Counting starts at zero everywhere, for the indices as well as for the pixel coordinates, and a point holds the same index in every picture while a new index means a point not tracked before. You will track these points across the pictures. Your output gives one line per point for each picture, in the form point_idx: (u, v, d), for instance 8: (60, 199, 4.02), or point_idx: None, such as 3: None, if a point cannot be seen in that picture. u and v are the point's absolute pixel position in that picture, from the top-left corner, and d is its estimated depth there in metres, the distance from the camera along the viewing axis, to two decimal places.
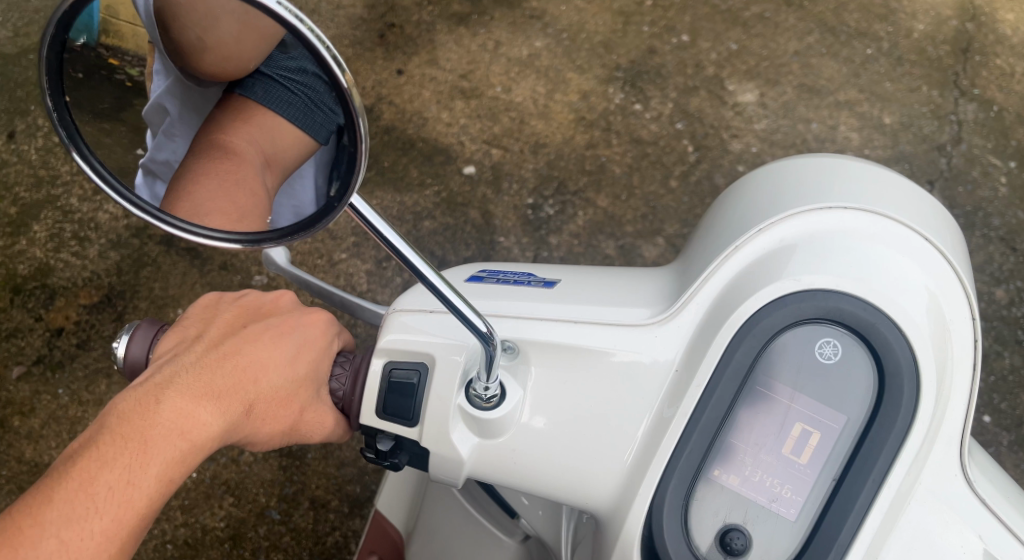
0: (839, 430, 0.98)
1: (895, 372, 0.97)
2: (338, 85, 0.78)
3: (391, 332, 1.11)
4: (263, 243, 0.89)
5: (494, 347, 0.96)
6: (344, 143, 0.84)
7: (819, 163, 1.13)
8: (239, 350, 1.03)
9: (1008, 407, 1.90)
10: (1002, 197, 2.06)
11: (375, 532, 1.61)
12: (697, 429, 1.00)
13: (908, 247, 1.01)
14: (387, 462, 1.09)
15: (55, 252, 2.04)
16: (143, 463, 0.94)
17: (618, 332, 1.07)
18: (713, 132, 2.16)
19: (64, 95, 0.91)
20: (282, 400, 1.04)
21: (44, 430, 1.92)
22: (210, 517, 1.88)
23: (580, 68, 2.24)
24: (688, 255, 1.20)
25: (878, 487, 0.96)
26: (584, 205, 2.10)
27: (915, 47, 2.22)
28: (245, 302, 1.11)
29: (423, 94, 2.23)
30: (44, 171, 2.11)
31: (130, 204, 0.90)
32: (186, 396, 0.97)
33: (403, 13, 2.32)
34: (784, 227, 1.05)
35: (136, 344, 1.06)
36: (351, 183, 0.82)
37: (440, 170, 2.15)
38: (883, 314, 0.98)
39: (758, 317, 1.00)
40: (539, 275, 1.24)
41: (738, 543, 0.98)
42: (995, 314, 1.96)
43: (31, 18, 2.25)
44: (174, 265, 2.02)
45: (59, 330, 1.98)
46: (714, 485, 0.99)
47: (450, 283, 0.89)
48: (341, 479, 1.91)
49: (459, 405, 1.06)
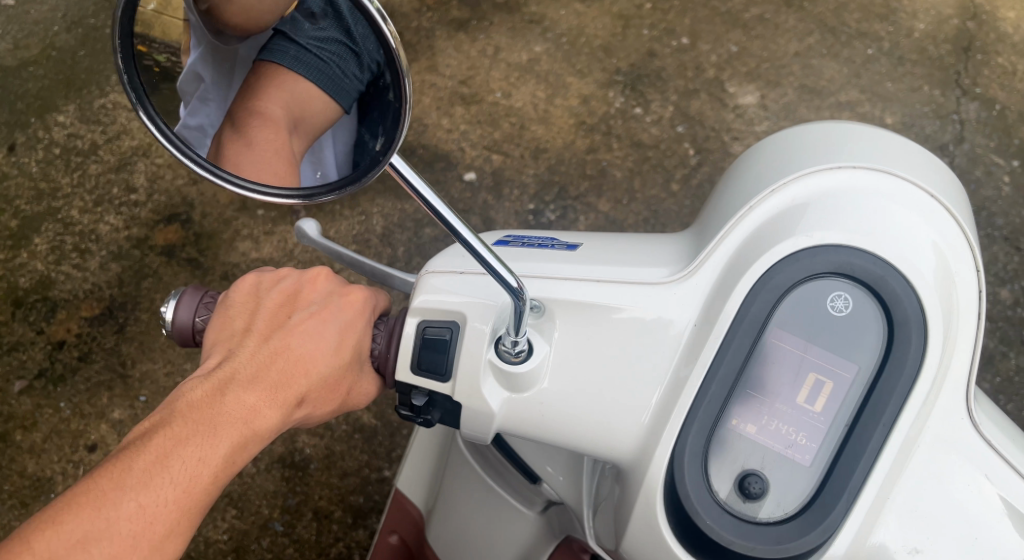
0: (852, 378, 0.97)
1: (904, 322, 0.96)
2: (384, 41, 0.80)
3: (424, 293, 1.07)
4: (316, 197, 0.92)
5: (524, 302, 0.94)
6: (390, 100, 0.86)
7: (827, 124, 1.11)
8: (291, 342, 1.01)
9: (1014, 408, 1.90)
10: (1006, 197, 2.05)
11: (396, 511, 1.59)
12: (715, 382, 0.98)
13: (916, 204, 1.00)
14: (420, 419, 1.06)
15: (56, 264, 2.04)
16: (211, 447, 0.96)
17: (639, 290, 1.05)
18: (714, 134, 2.15)
19: (134, 57, 0.92)
20: (332, 388, 1.03)
21: (45, 444, 1.91)
22: (213, 530, 1.88)
23: (579, 73, 2.24)
24: (705, 217, 1.17)
25: (887, 432, 0.95)
26: (586, 210, 2.10)
27: (915, 47, 2.22)
28: (283, 287, 1.04)
29: (423, 101, 2.23)
30: (44, 184, 2.11)
31: (193, 163, 0.91)
32: (250, 390, 0.98)
33: (401, 20, 2.32)
34: (796, 187, 1.03)
35: (183, 309, 1.02)
36: (395, 139, 0.84)
37: (440, 176, 2.15)
38: (893, 267, 0.97)
39: (772, 272, 0.99)
40: (562, 239, 1.22)
41: (756, 488, 0.96)
42: (1000, 314, 1.96)
43: (30, 30, 2.24)
44: (176, 275, 2.02)
45: (60, 343, 1.98)
46: (731, 436, 0.98)
47: (483, 239, 0.89)
48: (344, 490, 1.90)
49: (489, 361, 1.03)
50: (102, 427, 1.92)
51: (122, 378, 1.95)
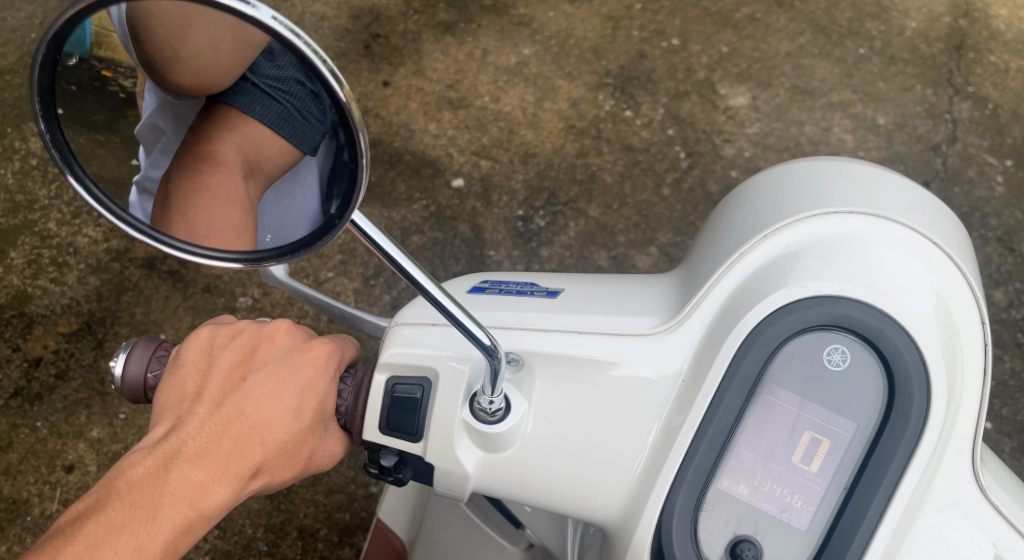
0: (850, 437, 0.96)
1: (905, 379, 0.95)
2: (336, 99, 0.75)
3: (393, 346, 1.08)
4: (263, 263, 0.88)
5: (498, 360, 0.93)
6: (344, 157, 0.81)
7: (826, 166, 1.10)
8: (244, 408, 0.97)
9: (1009, 412, 1.87)
10: (999, 197, 2.03)
11: (378, 540, 1.58)
12: (704, 441, 0.97)
13: (917, 252, 0.99)
14: (391, 477, 1.07)
15: (33, 278, 2.01)
16: (151, 531, 0.92)
17: (624, 342, 1.04)
18: (705, 137, 2.12)
19: (56, 114, 0.88)
20: (290, 454, 0.99)
21: (22, 464, 1.88)
22: (195, 551, 1.85)
23: (568, 75, 2.21)
24: (691, 261, 1.18)
25: (888, 496, 0.94)
26: (576, 215, 2.07)
27: (908, 46, 2.19)
28: (240, 344, 1.02)
29: (409, 105, 2.20)
30: (21, 196, 2.07)
31: (125, 225, 0.88)
32: (196, 465, 0.93)
33: (388, 23, 2.28)
34: (789, 233, 1.03)
35: (134, 362, 1.02)
36: (352, 201, 0.80)
37: (427, 183, 2.12)
38: (893, 320, 0.96)
39: (765, 324, 0.98)
40: (542, 284, 1.21)
41: (750, 554, 0.95)
42: (994, 317, 1.93)
43: (7, 38, 2.20)
44: (156, 289, 1.99)
45: (36, 360, 1.94)
46: (724, 497, 0.97)
47: (451, 294, 0.87)
48: (330, 507, 1.87)
49: (464, 419, 1.03)
50: (80, 447, 1.88)
51: (101, 395, 1.92)
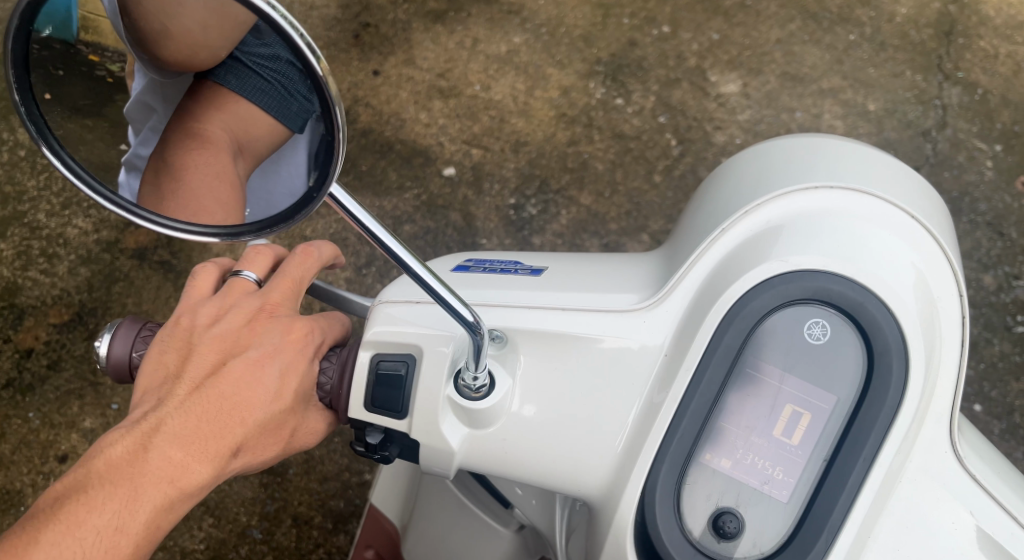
0: (830, 409, 0.96)
1: (884, 351, 0.96)
2: (313, 73, 0.75)
3: (377, 325, 1.08)
4: (241, 237, 0.87)
5: (481, 336, 0.93)
6: (319, 131, 0.81)
7: (808, 142, 1.11)
8: (225, 390, 0.97)
9: (999, 395, 1.88)
10: (989, 181, 2.04)
11: (370, 525, 1.58)
12: (686, 415, 0.98)
13: (896, 226, 0.99)
14: (377, 455, 1.07)
15: (23, 270, 2.00)
16: (133, 510, 0.92)
17: (608, 318, 1.05)
18: (696, 124, 2.13)
19: (31, 88, 0.88)
20: (270, 432, 1.01)
21: (15, 455, 1.88)
22: (190, 539, 1.85)
23: (559, 64, 2.20)
24: (675, 239, 1.18)
25: (869, 467, 0.95)
26: (567, 203, 2.07)
27: (897, 32, 2.20)
28: (220, 329, 1.00)
29: (400, 95, 2.19)
30: (9, 187, 2.06)
31: (106, 201, 0.87)
32: (176, 444, 0.94)
33: (378, 12, 2.28)
34: (770, 208, 1.04)
35: (119, 343, 1.02)
36: (329, 174, 0.80)
37: (419, 172, 2.12)
38: (872, 293, 0.97)
39: (746, 298, 0.99)
40: (526, 263, 1.22)
41: (732, 526, 0.96)
42: (984, 300, 1.95)
43: None
44: (147, 279, 1.98)
45: (28, 351, 1.94)
46: (707, 470, 0.98)
47: (434, 272, 0.87)
48: (324, 495, 1.88)
49: (448, 397, 1.04)
50: (73, 437, 1.88)
51: (94, 386, 1.92)
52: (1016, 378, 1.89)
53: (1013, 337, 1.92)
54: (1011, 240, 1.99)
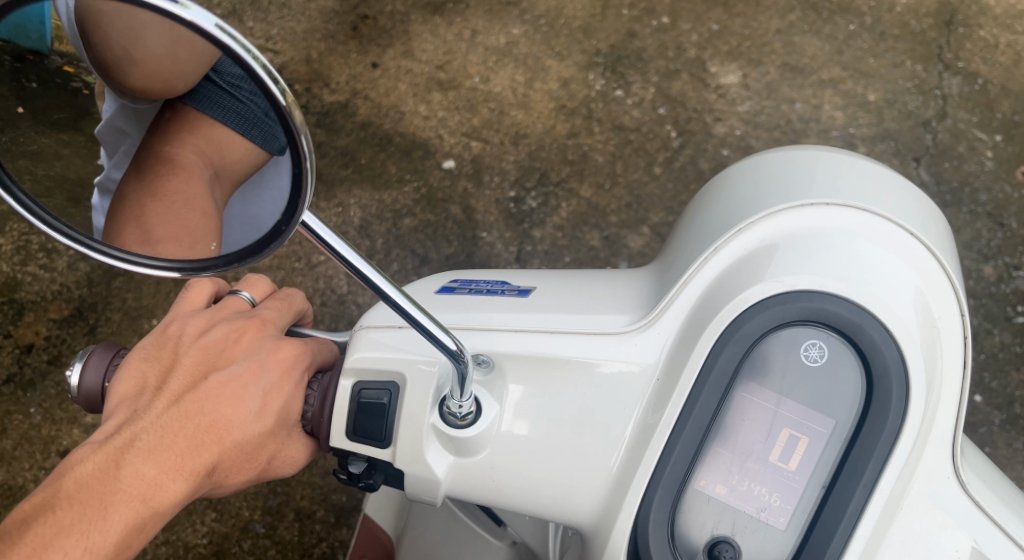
0: (828, 433, 0.97)
1: (883, 373, 0.96)
2: (276, 102, 0.74)
3: (358, 351, 1.09)
4: (205, 271, 0.88)
5: (465, 364, 0.94)
6: (287, 162, 0.79)
7: (806, 156, 1.11)
8: (202, 406, 0.97)
9: (999, 385, 1.89)
10: (989, 171, 2.04)
11: (365, 536, 1.60)
12: (681, 440, 0.98)
13: (895, 243, 1.00)
14: (362, 483, 1.08)
15: (22, 265, 2.00)
16: (102, 530, 0.92)
17: (597, 341, 1.07)
18: (696, 115, 2.12)
19: None
20: (250, 453, 1.00)
21: (16, 450, 1.88)
22: (192, 534, 1.85)
23: (559, 55, 2.19)
24: (665, 257, 1.20)
25: (869, 493, 0.95)
26: (568, 196, 2.07)
27: (898, 22, 2.19)
28: (206, 344, 1.02)
29: (399, 87, 2.19)
30: None
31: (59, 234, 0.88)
32: (149, 461, 0.93)
33: (376, 4, 2.27)
34: (765, 227, 1.04)
35: (91, 371, 1.03)
36: (299, 207, 0.79)
37: (418, 164, 2.11)
38: (870, 314, 0.97)
39: (741, 321, 0.99)
40: (513, 282, 1.23)
41: (728, 555, 0.97)
42: (985, 291, 1.95)
43: None
44: (147, 274, 1.98)
45: (28, 347, 1.94)
46: (702, 496, 0.98)
47: (412, 298, 0.87)
48: (326, 489, 1.88)
49: (432, 425, 1.05)
50: (75, 432, 1.88)
51: None
52: (1017, 368, 1.89)
53: (1014, 328, 1.92)
54: (1012, 230, 1.99)
